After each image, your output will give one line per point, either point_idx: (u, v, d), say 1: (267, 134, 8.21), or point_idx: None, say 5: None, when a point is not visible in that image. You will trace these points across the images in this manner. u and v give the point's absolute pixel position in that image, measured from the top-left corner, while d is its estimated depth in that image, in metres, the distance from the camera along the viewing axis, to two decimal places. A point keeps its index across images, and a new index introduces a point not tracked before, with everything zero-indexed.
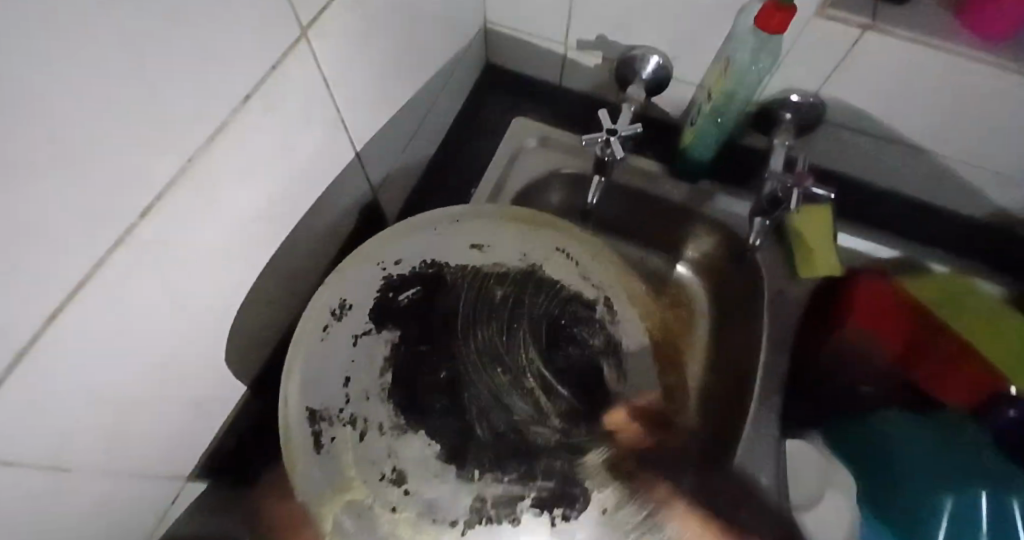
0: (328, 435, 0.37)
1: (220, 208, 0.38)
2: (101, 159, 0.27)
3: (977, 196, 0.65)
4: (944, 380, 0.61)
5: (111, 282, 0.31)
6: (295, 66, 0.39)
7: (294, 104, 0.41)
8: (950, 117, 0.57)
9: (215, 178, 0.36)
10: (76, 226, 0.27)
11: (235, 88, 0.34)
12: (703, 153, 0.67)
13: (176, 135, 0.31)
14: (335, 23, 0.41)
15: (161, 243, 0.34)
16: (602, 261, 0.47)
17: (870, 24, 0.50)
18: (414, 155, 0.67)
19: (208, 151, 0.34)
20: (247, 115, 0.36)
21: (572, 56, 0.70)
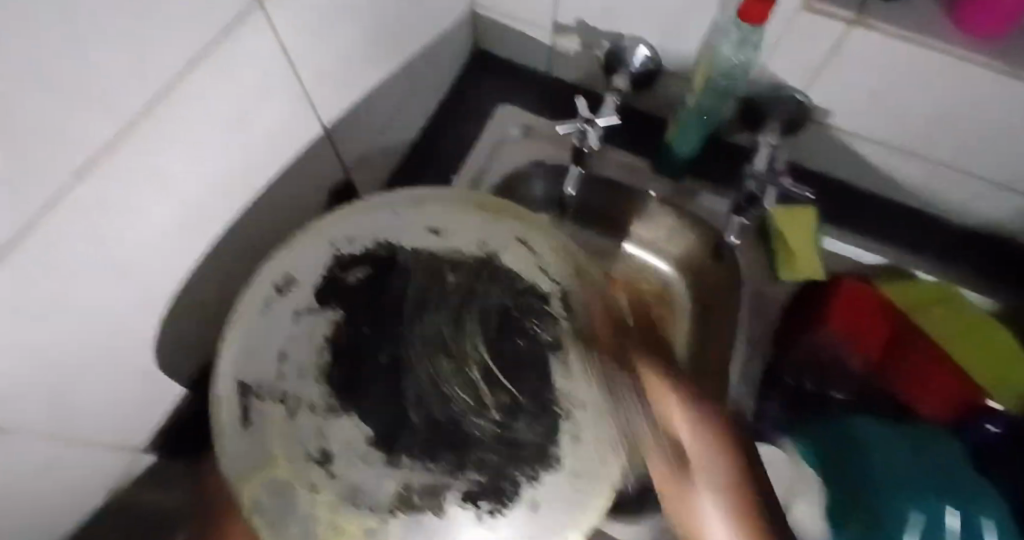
0: (257, 410, 0.36)
1: (164, 179, 0.37)
2: (38, 116, 0.25)
3: (969, 205, 0.63)
4: (919, 391, 0.60)
5: (43, 242, 0.30)
6: (248, 35, 0.37)
7: (245, 75, 0.39)
8: (940, 120, 0.55)
9: (159, 146, 0.34)
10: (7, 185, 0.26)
11: (183, 52, 0.32)
12: (684, 149, 0.65)
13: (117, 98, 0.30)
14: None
15: (100, 207, 0.33)
16: (563, 251, 0.45)
17: (857, 19, 0.48)
18: (393, 137, 0.66)
19: (150, 118, 0.33)
20: (195, 81, 0.34)
21: (559, 43, 0.68)
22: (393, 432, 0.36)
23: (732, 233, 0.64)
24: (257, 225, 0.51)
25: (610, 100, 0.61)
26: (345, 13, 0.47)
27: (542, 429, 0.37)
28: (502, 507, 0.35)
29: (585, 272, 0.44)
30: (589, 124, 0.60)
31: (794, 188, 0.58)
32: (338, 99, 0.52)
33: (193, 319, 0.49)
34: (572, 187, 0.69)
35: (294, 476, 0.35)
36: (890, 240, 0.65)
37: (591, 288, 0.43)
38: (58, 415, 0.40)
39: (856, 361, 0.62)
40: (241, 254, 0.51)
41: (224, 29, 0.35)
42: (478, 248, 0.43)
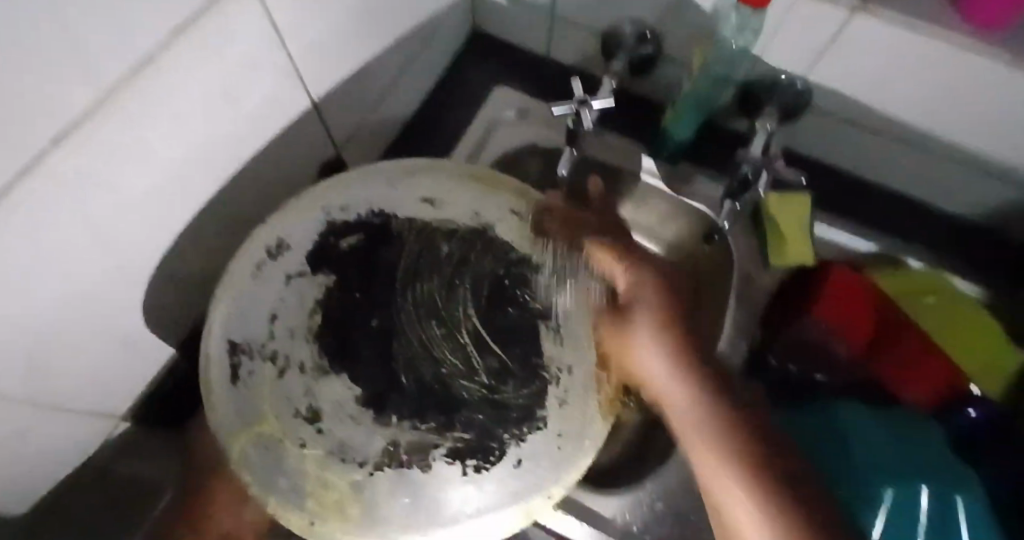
0: (246, 368, 0.37)
1: (146, 144, 0.36)
2: (14, 80, 0.25)
3: (959, 195, 0.64)
4: (909, 376, 0.60)
5: (21, 206, 0.30)
6: (242, 1, 0.36)
7: (235, 43, 0.38)
8: (932, 107, 0.55)
9: (143, 109, 0.34)
10: None
11: (171, 18, 0.32)
12: (683, 131, 0.65)
13: (104, 59, 0.29)
14: None
15: (78, 172, 0.32)
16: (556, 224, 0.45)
17: (863, 5, 0.48)
18: (388, 112, 0.66)
19: (138, 81, 0.32)
20: (181, 47, 0.34)
21: (558, 24, 0.68)
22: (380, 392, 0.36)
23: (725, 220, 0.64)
24: (249, 192, 0.51)
25: (608, 82, 0.61)
26: None
27: (529, 392, 0.38)
28: (488, 465, 0.35)
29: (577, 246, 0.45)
30: (584, 105, 0.59)
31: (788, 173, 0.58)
32: (334, 69, 0.52)
33: (182, 284, 0.49)
34: (565, 168, 0.67)
35: (283, 432, 0.35)
36: (880, 228, 0.66)
37: None
38: (42, 371, 0.40)
39: (848, 349, 0.61)
40: (233, 220, 0.51)
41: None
42: (471, 219, 0.43)
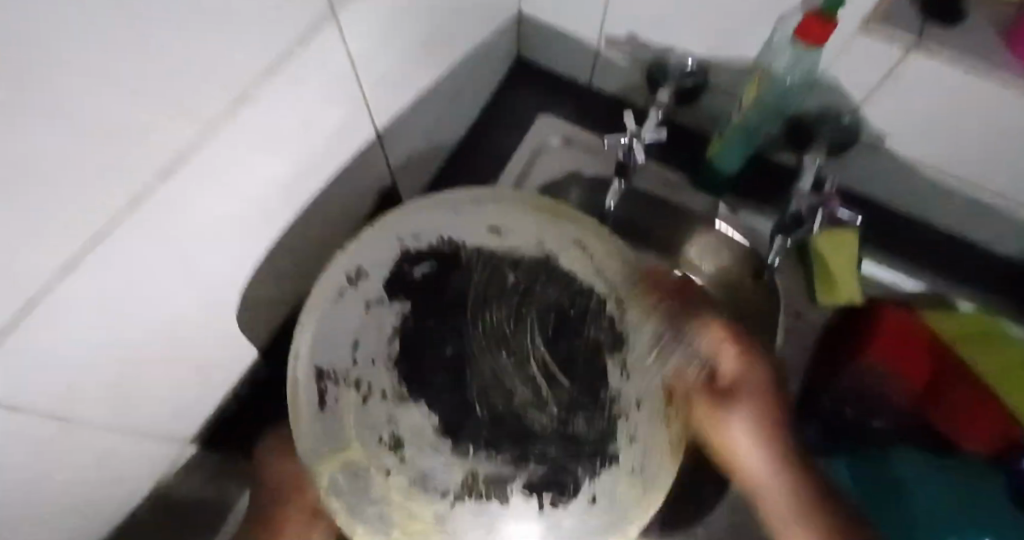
0: (332, 395, 0.38)
1: (237, 177, 0.38)
2: (141, 115, 0.27)
3: (1017, 236, 0.63)
4: (962, 422, 0.58)
5: (125, 240, 0.31)
6: (326, 35, 0.37)
7: (321, 79, 0.40)
8: (990, 150, 0.55)
9: (238, 139, 0.35)
10: (106, 180, 0.27)
11: (272, 60, 0.34)
12: (730, 165, 0.66)
13: (212, 92, 0.30)
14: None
15: (180, 205, 0.34)
16: (618, 252, 0.44)
17: (915, 45, 0.48)
18: (438, 139, 0.68)
19: (235, 119, 0.34)
20: (279, 86, 0.36)
21: (606, 56, 0.69)
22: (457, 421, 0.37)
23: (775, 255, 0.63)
24: (313, 218, 0.51)
25: (654, 114, 0.61)
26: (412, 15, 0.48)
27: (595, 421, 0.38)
28: (564, 499, 0.36)
29: (640, 272, 0.43)
30: (636, 138, 0.60)
31: (844, 211, 0.57)
32: (396, 98, 0.53)
33: (249, 309, 0.50)
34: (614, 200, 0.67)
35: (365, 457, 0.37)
36: (929, 267, 0.65)
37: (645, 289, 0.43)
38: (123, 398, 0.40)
39: (897, 391, 0.61)
40: (297, 246, 0.51)
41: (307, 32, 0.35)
42: (536, 248, 0.43)
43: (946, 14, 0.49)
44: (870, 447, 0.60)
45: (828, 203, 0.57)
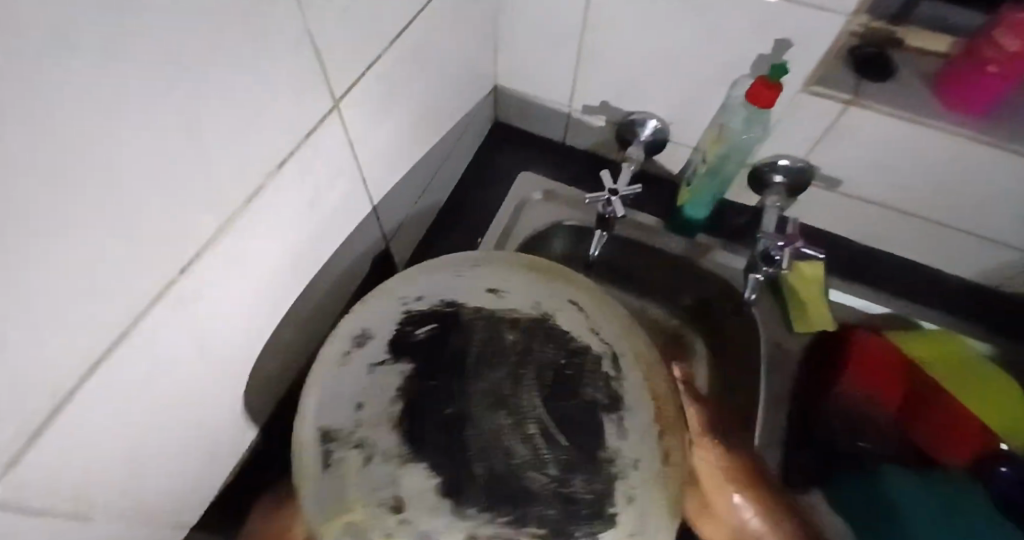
0: (337, 456, 0.40)
1: (247, 263, 0.41)
2: (156, 217, 0.31)
3: (967, 258, 0.68)
4: (943, 440, 0.62)
5: (147, 334, 0.34)
6: (316, 136, 0.42)
7: (318, 166, 0.44)
8: (930, 182, 0.60)
9: (241, 239, 0.39)
10: (128, 277, 0.31)
11: (272, 154, 0.38)
12: (699, 215, 0.70)
13: (216, 200, 0.35)
14: (362, 90, 0.46)
15: (197, 296, 0.37)
16: (611, 315, 0.47)
17: (852, 100, 0.55)
18: (425, 203, 0.71)
19: (242, 213, 0.38)
20: (280, 179, 0.40)
21: (576, 116, 0.75)
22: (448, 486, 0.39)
23: (749, 293, 0.66)
24: (311, 295, 0.53)
25: (626, 170, 0.66)
26: (397, 101, 0.52)
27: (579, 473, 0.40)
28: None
29: (634, 336, 0.47)
30: (613, 195, 0.64)
31: (808, 249, 0.62)
32: (385, 174, 0.57)
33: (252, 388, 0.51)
34: (597, 248, 0.71)
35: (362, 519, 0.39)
36: (892, 291, 0.70)
37: (640, 353, 0.46)
38: (139, 486, 0.41)
39: (878, 414, 0.65)
40: (297, 324, 0.53)
41: (299, 136, 0.40)
42: (533, 310, 0.47)
43: (872, 75, 0.56)
44: (861, 473, 0.63)
45: (795, 242, 0.62)
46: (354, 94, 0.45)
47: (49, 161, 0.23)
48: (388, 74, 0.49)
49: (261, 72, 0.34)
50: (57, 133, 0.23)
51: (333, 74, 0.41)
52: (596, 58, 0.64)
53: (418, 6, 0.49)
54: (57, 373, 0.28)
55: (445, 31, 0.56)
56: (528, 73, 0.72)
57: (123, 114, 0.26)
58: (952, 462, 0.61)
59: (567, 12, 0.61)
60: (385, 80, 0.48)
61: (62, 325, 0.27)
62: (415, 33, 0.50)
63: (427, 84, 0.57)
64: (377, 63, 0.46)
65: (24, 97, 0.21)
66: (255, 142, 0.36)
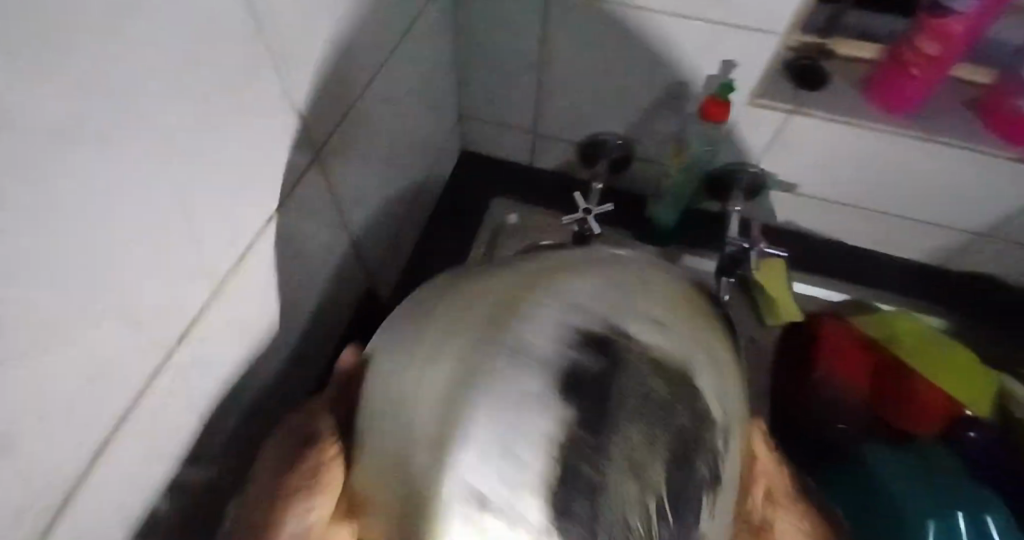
0: (465, 508, 0.29)
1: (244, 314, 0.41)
2: (171, 285, 0.31)
3: (910, 243, 0.74)
4: (915, 413, 0.66)
5: (154, 398, 0.33)
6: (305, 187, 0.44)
7: (307, 213, 0.45)
8: (872, 174, 0.66)
9: (238, 299, 0.39)
10: (142, 346, 0.31)
11: (267, 205, 0.39)
12: (668, 221, 0.76)
13: (213, 258, 0.35)
14: (343, 136, 0.48)
15: (199, 354, 0.37)
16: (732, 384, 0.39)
17: (795, 110, 0.61)
18: (402, 235, 0.72)
19: (240, 268, 0.38)
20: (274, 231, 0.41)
21: (542, 139, 0.78)
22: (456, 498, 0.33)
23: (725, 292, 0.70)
24: (299, 339, 0.54)
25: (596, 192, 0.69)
26: (373, 141, 0.54)
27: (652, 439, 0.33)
28: None
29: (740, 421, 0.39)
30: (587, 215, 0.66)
31: (771, 249, 0.66)
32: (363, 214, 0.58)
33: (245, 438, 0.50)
34: None
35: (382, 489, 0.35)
36: (847, 279, 0.76)
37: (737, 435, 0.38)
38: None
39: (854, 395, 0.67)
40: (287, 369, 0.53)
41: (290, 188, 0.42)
42: (679, 358, 0.36)
43: (810, 84, 0.61)
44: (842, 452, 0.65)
45: (757, 244, 0.66)
46: (338, 141, 0.47)
47: (89, 247, 0.24)
48: (365, 118, 0.51)
49: (262, 130, 0.36)
50: (95, 217, 0.23)
51: (320, 124, 0.43)
52: (559, 81, 0.68)
53: (390, 51, 0.51)
54: (77, 448, 0.28)
55: (413, 70, 0.58)
56: (493, 101, 0.75)
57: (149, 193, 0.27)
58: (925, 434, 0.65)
59: (529, 41, 0.64)
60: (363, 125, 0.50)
61: (85, 403, 0.27)
62: (387, 75, 0.52)
63: (399, 122, 0.59)
64: (355, 109, 0.48)
65: (72, 189, 0.21)
66: (253, 197, 0.37)
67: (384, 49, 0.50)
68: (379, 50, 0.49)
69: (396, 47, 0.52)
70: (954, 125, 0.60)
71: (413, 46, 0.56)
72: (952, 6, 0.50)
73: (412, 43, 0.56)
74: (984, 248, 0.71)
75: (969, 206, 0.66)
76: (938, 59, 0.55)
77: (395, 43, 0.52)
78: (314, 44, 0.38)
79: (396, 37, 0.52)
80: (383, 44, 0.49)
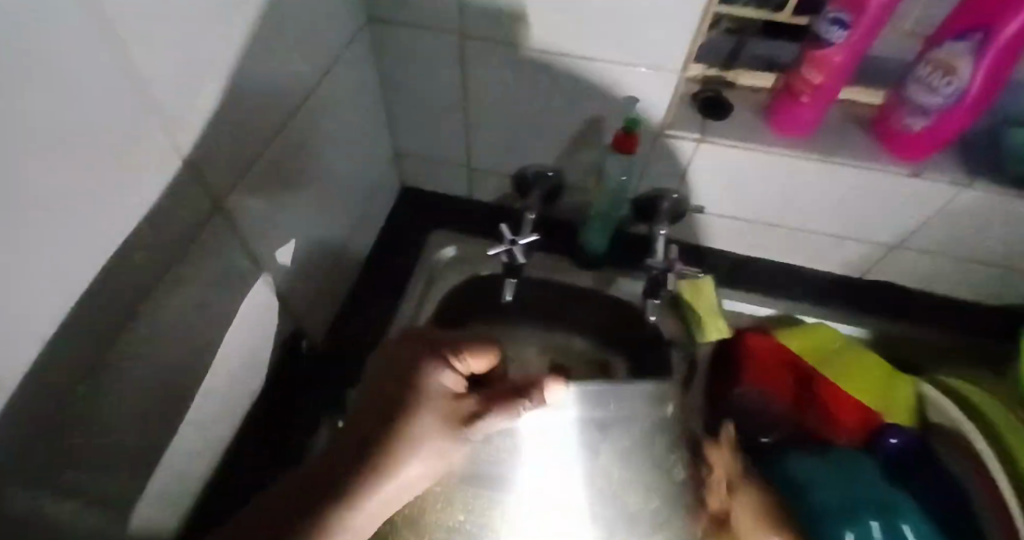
0: None
1: (155, 358, 0.41)
2: (51, 327, 0.31)
3: (826, 255, 0.78)
4: (833, 421, 0.69)
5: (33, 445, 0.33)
6: (213, 236, 0.45)
7: (220, 257, 0.46)
8: (781, 193, 0.70)
9: (132, 348, 0.39)
10: (19, 390, 0.30)
11: (170, 246, 0.40)
12: (598, 247, 0.77)
13: (105, 302, 0.35)
14: (259, 178, 0.49)
15: (93, 398, 0.36)
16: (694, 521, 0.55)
17: (701, 138, 0.64)
18: (337, 271, 0.72)
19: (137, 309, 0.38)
20: (181, 271, 0.42)
21: (476, 171, 0.80)
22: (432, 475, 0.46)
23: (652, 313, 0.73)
24: (228, 382, 0.54)
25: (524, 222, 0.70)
26: (293, 183, 0.55)
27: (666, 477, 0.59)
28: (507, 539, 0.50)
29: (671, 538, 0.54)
30: (514, 245, 0.68)
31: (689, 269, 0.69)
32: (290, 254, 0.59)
33: (169, 489, 0.50)
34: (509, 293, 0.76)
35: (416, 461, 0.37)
36: (773, 292, 0.79)
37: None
38: None
39: (777, 407, 0.72)
40: (214, 415, 0.53)
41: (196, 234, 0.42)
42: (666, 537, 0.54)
43: (711, 113, 0.66)
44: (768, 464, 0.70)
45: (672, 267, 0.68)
46: (250, 187, 0.48)
47: None
48: (281, 163, 0.52)
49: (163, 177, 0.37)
50: None
51: (228, 173, 0.44)
52: (482, 116, 0.70)
53: (303, 97, 0.53)
54: None
55: (333, 112, 0.60)
56: (425, 137, 0.77)
57: (22, 240, 0.27)
58: (844, 442, 0.68)
59: (450, 81, 0.67)
60: (279, 168, 0.52)
61: None
62: (303, 119, 0.54)
63: (321, 162, 0.60)
64: (268, 153, 0.50)
65: None
66: (152, 239, 0.37)
67: (296, 96, 0.51)
68: (291, 96, 0.51)
69: (311, 92, 0.54)
70: (848, 148, 0.65)
71: (330, 89, 0.58)
72: (830, 38, 0.55)
73: (329, 87, 0.57)
74: (897, 257, 0.75)
75: (874, 218, 0.70)
76: (823, 88, 0.59)
77: (309, 89, 0.53)
78: (213, 99, 0.39)
79: (310, 83, 0.53)
80: (295, 91, 0.51)
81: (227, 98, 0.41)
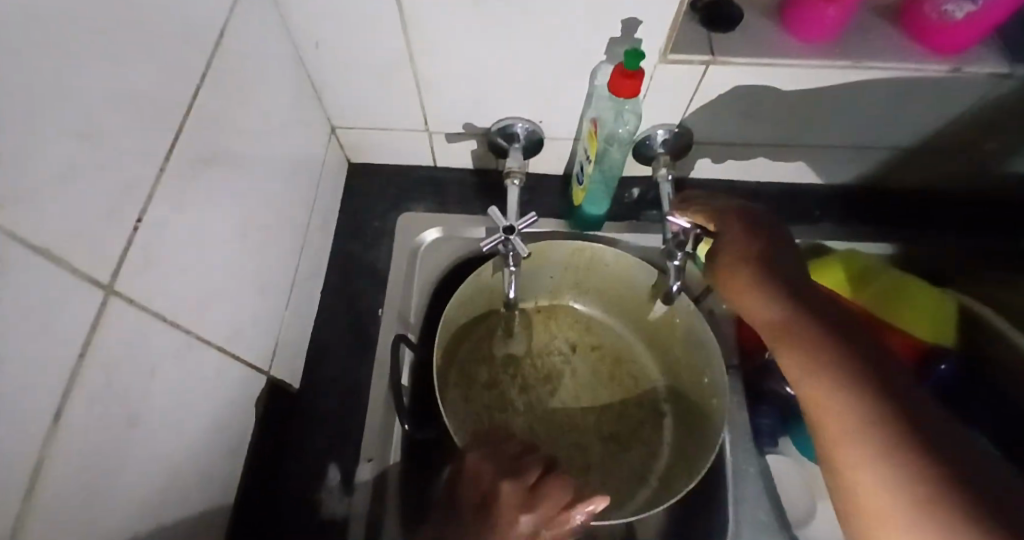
0: None
1: (83, 506, 0.31)
2: None
3: (846, 167, 0.70)
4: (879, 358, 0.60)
5: None
6: (112, 328, 0.32)
7: (142, 342, 0.34)
8: (804, 110, 0.60)
9: (45, 521, 0.28)
10: None
11: (62, 364, 0.28)
12: (596, 213, 0.66)
13: None
14: (167, 221, 0.36)
15: None
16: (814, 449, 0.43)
17: (712, 60, 0.52)
18: (305, 288, 0.60)
19: (42, 462, 0.27)
20: (86, 380, 0.30)
21: (439, 135, 0.66)
22: (501, 421, 0.64)
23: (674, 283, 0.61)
24: (205, 470, 0.44)
25: (496, 211, 0.56)
26: (215, 207, 0.42)
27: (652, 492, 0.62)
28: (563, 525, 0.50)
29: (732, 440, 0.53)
30: (511, 232, 0.56)
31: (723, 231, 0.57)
32: (238, 296, 0.46)
33: None
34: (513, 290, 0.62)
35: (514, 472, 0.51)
36: (793, 219, 0.71)
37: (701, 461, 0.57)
38: None
39: None
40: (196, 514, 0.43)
41: (83, 340, 0.30)
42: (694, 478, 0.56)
43: (719, 27, 0.54)
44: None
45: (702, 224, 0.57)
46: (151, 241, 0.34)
47: None
48: (184, 191, 0.38)
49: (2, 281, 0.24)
50: None
51: (111, 239, 0.31)
52: (436, 70, 0.56)
53: (193, 91, 0.38)
54: None
55: (242, 99, 0.45)
56: (368, 104, 0.62)
57: None
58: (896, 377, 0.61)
59: (388, 31, 0.52)
60: (192, 200, 0.38)
61: None
62: (202, 122, 0.39)
63: (245, 168, 0.46)
64: (168, 182, 0.36)
65: None
66: (20, 369, 0.26)
67: (180, 92, 0.36)
68: (171, 95, 0.36)
69: (202, 83, 0.39)
70: (881, 48, 0.55)
71: (230, 70, 0.43)
72: None
73: (226, 65, 0.42)
74: (922, 158, 0.67)
75: (904, 122, 0.61)
76: None
77: (197, 78, 0.38)
78: (48, 140, 0.26)
79: (196, 70, 0.38)
80: (175, 87, 0.36)
81: (57, 137, 0.26)
